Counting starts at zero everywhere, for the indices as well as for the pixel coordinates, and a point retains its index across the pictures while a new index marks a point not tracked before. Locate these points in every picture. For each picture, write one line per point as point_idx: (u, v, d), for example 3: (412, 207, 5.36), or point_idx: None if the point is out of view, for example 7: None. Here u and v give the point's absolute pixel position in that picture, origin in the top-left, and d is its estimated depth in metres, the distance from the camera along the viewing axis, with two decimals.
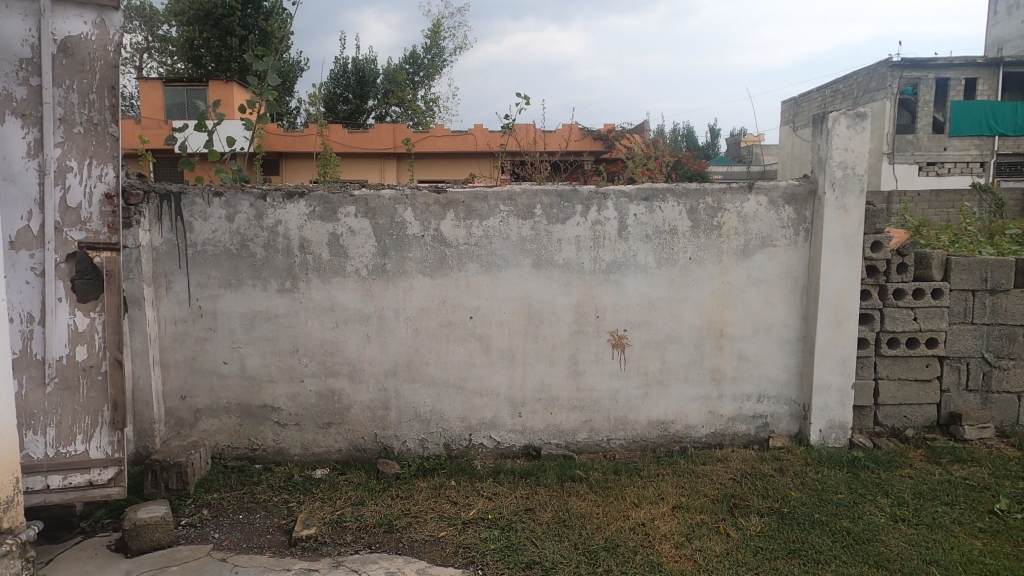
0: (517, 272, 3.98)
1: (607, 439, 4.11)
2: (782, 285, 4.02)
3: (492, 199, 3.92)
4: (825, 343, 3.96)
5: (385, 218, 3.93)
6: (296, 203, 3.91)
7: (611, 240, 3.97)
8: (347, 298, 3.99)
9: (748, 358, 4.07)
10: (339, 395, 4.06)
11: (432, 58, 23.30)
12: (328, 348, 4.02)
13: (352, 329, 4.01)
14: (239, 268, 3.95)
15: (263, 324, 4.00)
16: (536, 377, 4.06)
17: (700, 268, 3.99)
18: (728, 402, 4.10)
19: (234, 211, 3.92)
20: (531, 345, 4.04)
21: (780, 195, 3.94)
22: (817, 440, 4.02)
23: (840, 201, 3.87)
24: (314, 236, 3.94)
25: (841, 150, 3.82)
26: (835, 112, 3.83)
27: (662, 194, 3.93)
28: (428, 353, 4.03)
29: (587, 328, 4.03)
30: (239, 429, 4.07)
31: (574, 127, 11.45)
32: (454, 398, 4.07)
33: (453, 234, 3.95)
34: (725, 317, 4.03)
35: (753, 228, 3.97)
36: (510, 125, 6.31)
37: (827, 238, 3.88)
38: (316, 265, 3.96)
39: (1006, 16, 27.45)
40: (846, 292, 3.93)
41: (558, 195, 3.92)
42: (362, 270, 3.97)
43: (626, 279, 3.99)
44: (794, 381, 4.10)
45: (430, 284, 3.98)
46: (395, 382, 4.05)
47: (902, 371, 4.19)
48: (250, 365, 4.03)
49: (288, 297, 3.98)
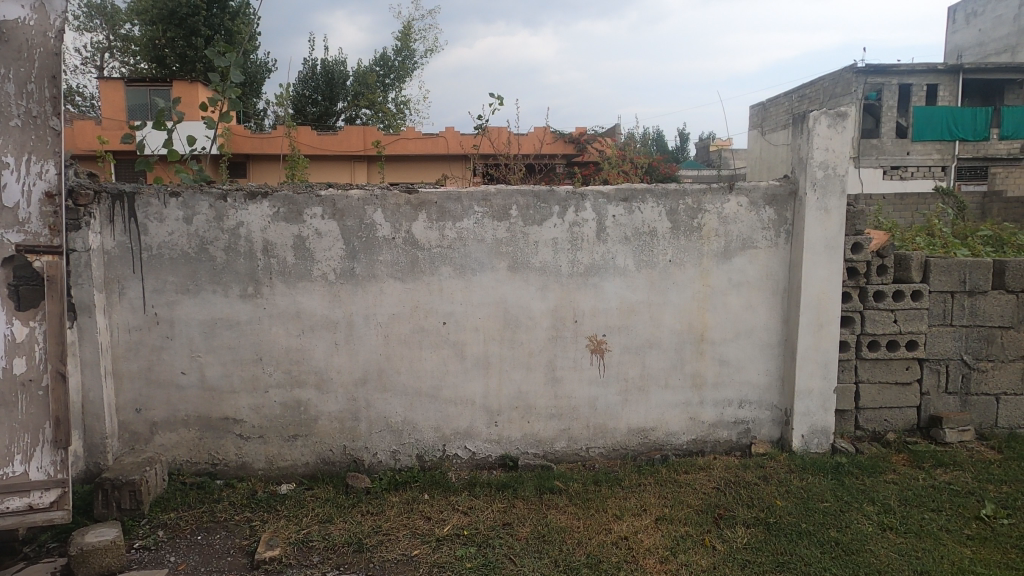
0: (493, 276, 3.83)
1: (586, 447, 3.98)
2: (763, 288, 3.93)
3: (466, 199, 3.77)
4: (806, 347, 3.88)
5: (354, 220, 3.75)
6: (258, 204, 3.71)
7: (589, 242, 3.84)
8: (314, 304, 3.79)
9: (729, 363, 3.98)
10: (306, 406, 3.86)
11: (402, 60, 23.03)
12: (294, 356, 3.83)
13: (320, 336, 3.82)
14: (198, 272, 3.74)
15: (224, 331, 3.78)
16: (513, 385, 3.92)
17: (680, 270, 3.89)
18: (709, 408, 4.00)
19: (193, 212, 3.70)
20: (507, 352, 3.89)
21: (761, 195, 3.86)
22: (800, 445, 3.93)
23: (821, 202, 3.79)
24: (278, 239, 3.74)
25: (822, 150, 3.75)
26: (815, 112, 3.76)
27: (641, 195, 3.81)
28: (400, 361, 3.86)
29: (565, 333, 3.90)
30: (198, 443, 3.85)
31: (546, 130, 11.45)
32: (427, 408, 3.90)
33: (426, 237, 3.79)
34: (706, 321, 3.93)
35: (733, 230, 3.88)
36: (483, 127, 6.18)
37: (808, 240, 3.80)
38: (280, 269, 3.76)
39: (964, 25, 28.16)
40: (827, 295, 3.85)
41: (534, 196, 3.78)
42: (329, 275, 3.78)
43: (605, 282, 3.87)
44: (776, 386, 4.01)
45: (402, 289, 3.81)
46: (365, 392, 3.87)
47: (882, 374, 4.14)
48: (210, 376, 3.81)
49: (250, 303, 3.77)
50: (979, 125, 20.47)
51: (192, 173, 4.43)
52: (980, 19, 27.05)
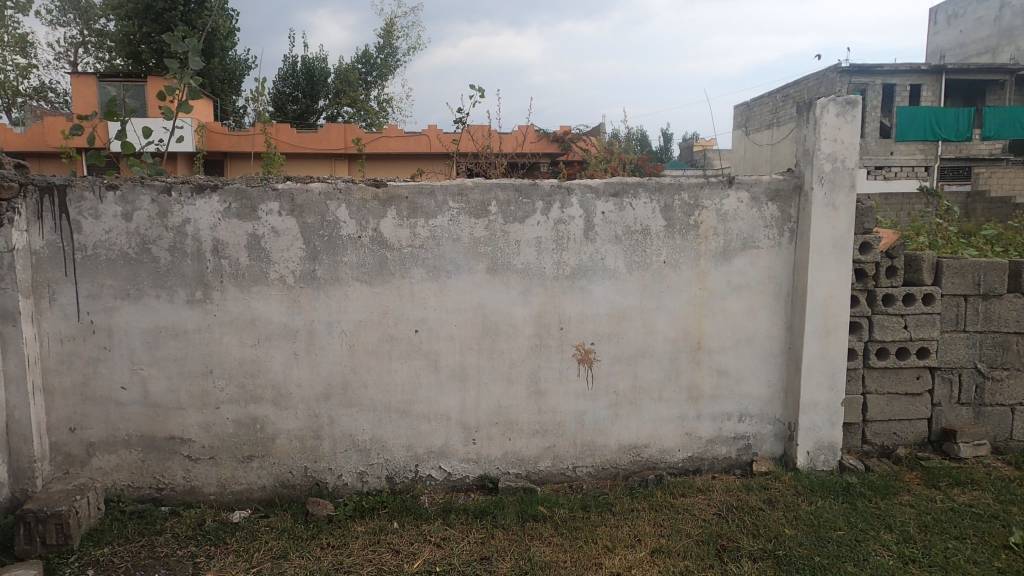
0: (470, 279, 3.47)
1: (573, 467, 3.63)
2: (765, 292, 3.61)
3: (440, 194, 3.40)
4: (812, 356, 3.55)
5: (315, 217, 3.37)
6: (207, 198, 3.32)
7: (575, 242, 3.49)
8: (270, 310, 3.41)
9: (728, 374, 3.65)
10: (262, 424, 3.48)
11: (385, 58, 22.56)
12: (248, 369, 3.44)
13: (277, 345, 3.43)
14: (139, 275, 3.34)
15: (169, 341, 3.39)
16: (492, 399, 3.56)
17: (675, 273, 3.55)
18: (707, 423, 3.66)
19: (133, 208, 3.30)
20: (486, 363, 3.53)
21: (762, 190, 3.53)
22: (805, 463, 3.61)
23: (828, 197, 3.46)
24: (230, 238, 3.35)
25: (830, 140, 3.42)
26: (822, 99, 3.44)
27: (633, 189, 3.47)
28: (367, 373, 3.48)
29: (549, 341, 3.54)
30: (142, 466, 3.45)
31: (529, 128, 11.10)
32: (397, 425, 3.53)
33: (395, 235, 3.41)
34: (703, 328, 3.60)
35: (733, 228, 3.55)
36: (463, 121, 5.83)
37: (815, 240, 3.48)
38: (233, 272, 3.37)
39: (944, 27, 28.25)
40: (835, 299, 3.53)
41: (516, 190, 3.43)
42: (288, 278, 3.40)
43: (593, 285, 3.52)
44: (778, 398, 3.69)
45: (369, 293, 3.44)
46: (329, 407, 3.49)
47: (891, 384, 3.84)
48: (154, 391, 3.42)
49: (198, 310, 3.38)
50: (962, 125, 20.43)
51: (145, 167, 3.99)
52: (961, 20, 27.11)
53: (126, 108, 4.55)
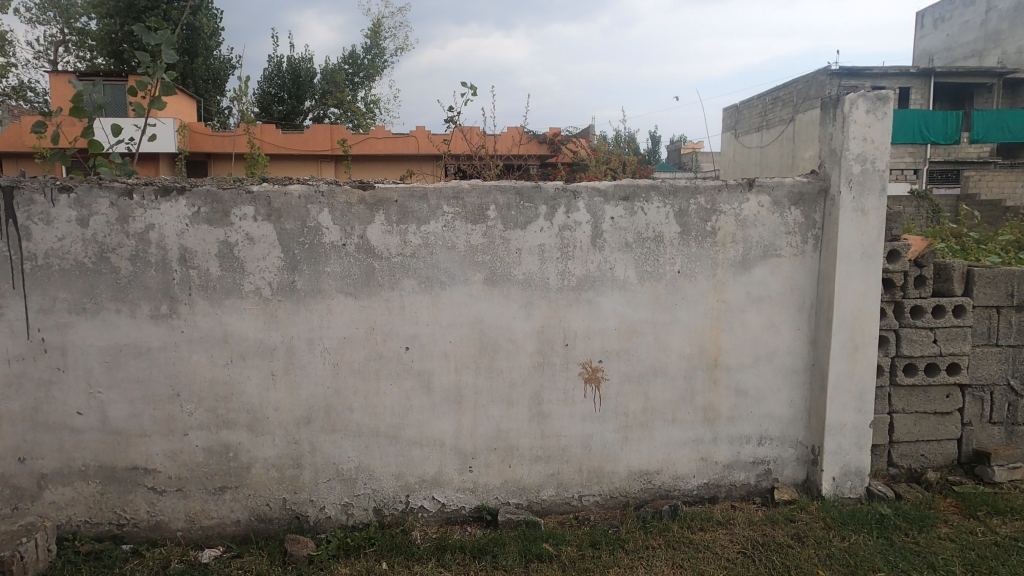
0: (466, 291, 3.15)
1: (578, 496, 3.32)
2: (787, 304, 3.32)
3: (433, 197, 3.08)
4: (839, 374, 3.26)
5: (294, 222, 3.04)
6: (173, 201, 2.98)
7: (581, 250, 3.19)
8: (245, 327, 3.07)
9: (747, 394, 3.35)
10: (235, 452, 3.14)
11: (372, 59, 22.10)
12: (220, 391, 3.10)
13: (252, 365, 3.10)
14: (97, 288, 2.99)
15: (130, 361, 3.04)
16: (490, 423, 3.24)
17: (690, 284, 3.25)
18: (724, 447, 3.37)
19: (89, 212, 2.95)
20: (483, 383, 3.21)
21: (785, 194, 3.24)
22: (830, 490, 3.32)
23: (857, 201, 3.17)
24: (199, 245, 3.01)
25: (859, 139, 3.14)
26: (851, 95, 3.15)
27: (645, 192, 3.17)
28: (352, 395, 3.15)
29: (553, 359, 3.23)
30: (100, 500, 3.10)
31: (519, 130, 10.81)
32: (386, 452, 3.20)
33: (384, 243, 3.09)
34: (720, 343, 3.31)
35: (753, 235, 3.26)
36: (454, 119, 5.51)
37: (842, 247, 3.19)
38: (202, 283, 3.03)
39: (931, 30, 28.30)
40: (864, 312, 3.24)
41: (517, 193, 3.12)
42: (264, 290, 3.06)
43: (601, 297, 3.22)
44: (801, 419, 3.39)
45: (354, 307, 3.11)
46: (310, 433, 3.16)
47: (919, 403, 3.57)
48: (114, 416, 3.06)
49: (164, 326, 3.03)
50: (951, 128, 20.37)
51: (112, 168, 3.60)
52: (947, 23, 27.16)
53: (93, 103, 4.12)
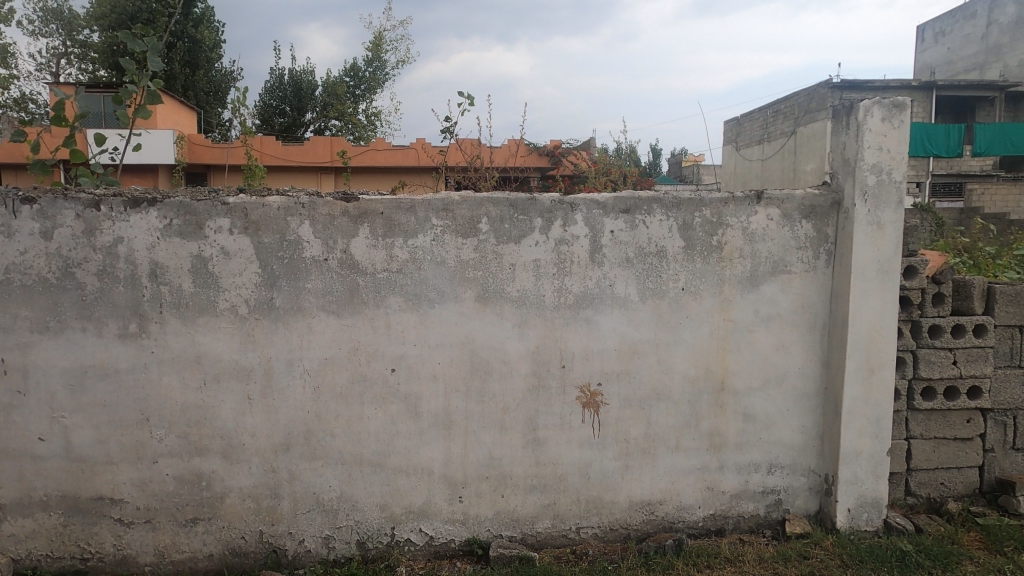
0: (455, 309, 2.95)
1: (576, 528, 3.10)
2: (798, 324, 3.12)
3: (421, 209, 2.89)
4: (854, 399, 3.06)
5: (272, 235, 2.85)
6: (143, 213, 2.79)
7: (579, 266, 2.99)
8: (219, 347, 2.88)
9: (756, 419, 3.15)
10: (209, 481, 2.93)
11: (373, 71, 21.94)
12: (193, 416, 2.90)
13: (227, 388, 2.90)
14: (61, 305, 2.80)
15: (96, 383, 2.84)
16: (482, 450, 3.03)
17: (695, 302, 3.06)
18: (731, 476, 3.16)
19: (54, 224, 2.76)
20: (474, 408, 3.01)
21: (795, 207, 3.06)
22: (846, 523, 3.10)
23: (872, 214, 2.98)
24: (171, 260, 2.82)
25: (874, 149, 2.95)
26: (865, 102, 2.97)
27: (647, 205, 2.98)
28: (334, 420, 2.95)
29: (549, 382, 3.03)
30: (62, 533, 2.89)
31: (519, 142, 10.67)
32: (370, 481, 2.99)
33: (368, 258, 2.89)
34: (726, 365, 3.10)
35: (761, 250, 3.07)
36: (451, 129, 5.34)
37: (857, 264, 2.99)
38: (174, 300, 2.84)
39: (932, 43, 28.23)
40: (880, 332, 3.04)
41: (510, 205, 2.93)
42: (240, 307, 2.87)
43: (600, 316, 3.02)
44: (813, 446, 3.18)
45: (337, 326, 2.91)
46: (289, 461, 2.95)
47: (938, 429, 3.36)
48: (78, 443, 2.86)
49: (132, 346, 2.84)
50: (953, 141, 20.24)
51: (94, 177, 3.44)
52: (948, 37, 27.10)
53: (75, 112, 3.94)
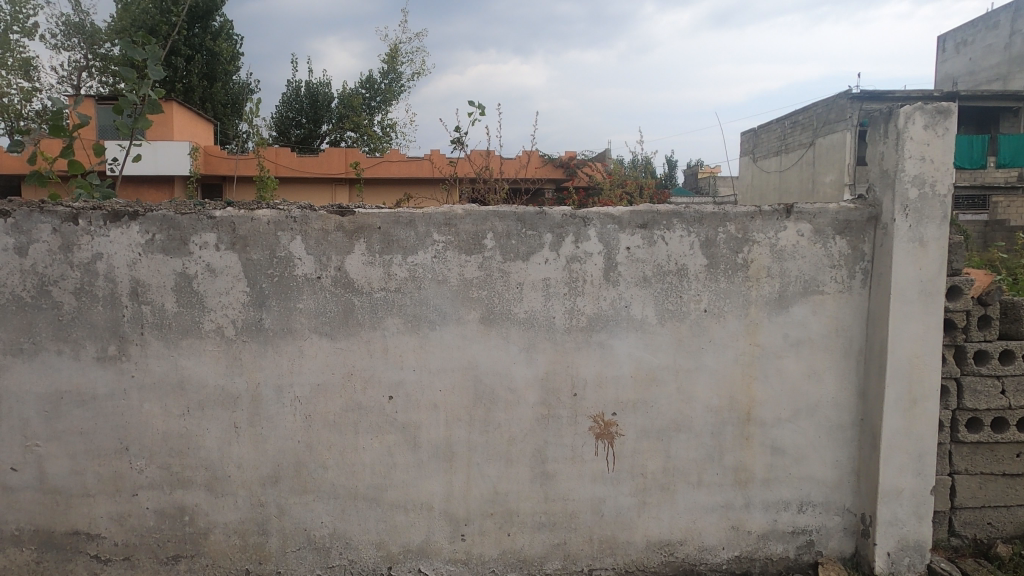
0: (458, 332, 2.73)
1: (588, 570, 2.85)
2: (831, 349, 2.86)
3: (421, 224, 2.68)
4: (893, 432, 2.79)
5: (262, 251, 2.65)
6: (123, 228, 2.60)
7: (593, 285, 2.76)
8: (204, 371, 2.67)
9: (785, 452, 2.89)
10: (192, 515, 2.72)
11: (389, 83, 21.90)
12: (175, 445, 2.69)
13: (212, 415, 2.69)
14: (35, 326, 2.61)
15: (72, 410, 2.65)
16: (486, 484, 2.80)
17: (718, 325, 2.81)
18: (757, 514, 2.90)
19: (29, 239, 2.58)
20: (478, 439, 2.78)
21: (828, 222, 2.81)
22: (885, 568, 2.82)
23: (913, 230, 2.73)
24: (153, 278, 2.63)
25: (916, 159, 2.70)
26: (905, 108, 2.72)
27: (666, 220, 2.75)
28: (327, 451, 2.73)
29: (559, 412, 2.79)
30: (35, 570, 2.69)
31: (534, 154, 10.48)
32: (366, 517, 2.77)
33: (365, 276, 2.68)
34: (752, 394, 2.85)
35: (792, 269, 2.82)
36: (461, 141, 5.17)
37: (897, 284, 2.73)
38: (156, 320, 2.65)
39: (954, 53, 27.75)
40: (923, 360, 2.77)
41: (518, 219, 2.71)
42: (227, 329, 2.67)
43: (615, 340, 2.78)
44: (848, 482, 2.91)
45: (330, 349, 2.70)
46: (278, 494, 2.73)
47: (985, 463, 3.07)
48: (53, 474, 2.67)
49: (111, 370, 2.64)
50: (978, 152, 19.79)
51: (92, 189, 3.26)
52: (970, 48, 26.64)
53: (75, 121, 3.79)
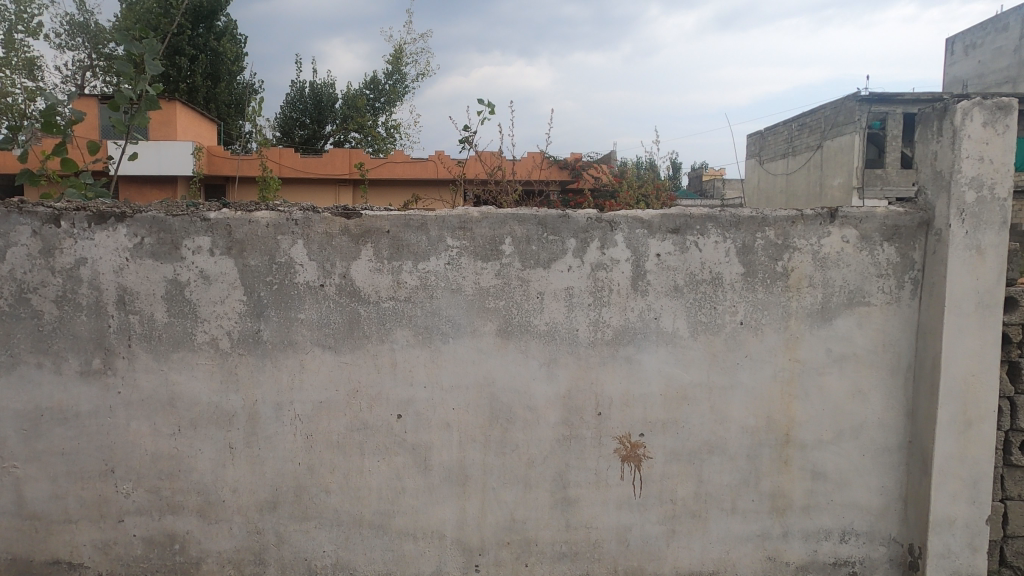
0: (473, 345, 2.51)
1: None
2: (878, 365, 2.63)
3: (434, 227, 2.46)
4: (947, 457, 2.55)
5: (260, 257, 2.43)
6: (109, 230, 2.39)
7: (619, 295, 2.54)
8: (197, 388, 2.46)
9: (827, 478, 2.66)
10: (183, 544, 2.50)
11: (393, 83, 21.71)
12: (164, 467, 2.47)
13: (205, 435, 2.47)
14: (14, 338, 2.40)
15: (53, 429, 2.43)
16: (502, 511, 2.57)
17: (755, 338, 2.59)
18: (796, 544, 2.67)
19: (7, 242, 2.37)
20: (494, 461, 2.55)
21: (876, 227, 2.58)
22: None
23: (970, 237, 2.49)
24: (141, 285, 2.41)
25: (974, 159, 2.47)
26: (962, 103, 2.49)
27: (700, 224, 2.53)
28: (330, 474, 2.51)
29: (582, 432, 2.57)
30: None
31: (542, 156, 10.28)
32: (371, 546, 2.54)
33: (372, 284, 2.46)
34: (791, 414, 2.63)
35: (835, 278, 2.59)
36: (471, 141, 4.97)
37: (952, 295, 2.50)
38: (144, 331, 2.43)
39: (963, 56, 27.48)
40: (980, 378, 2.53)
41: (539, 223, 2.49)
42: (222, 341, 2.45)
43: (643, 355, 2.56)
44: (895, 510, 2.68)
45: (333, 364, 2.48)
46: (276, 521, 2.52)
47: None
48: (33, 498, 2.45)
49: (95, 385, 2.43)
50: None
51: (84, 189, 3.04)
52: (979, 50, 26.34)
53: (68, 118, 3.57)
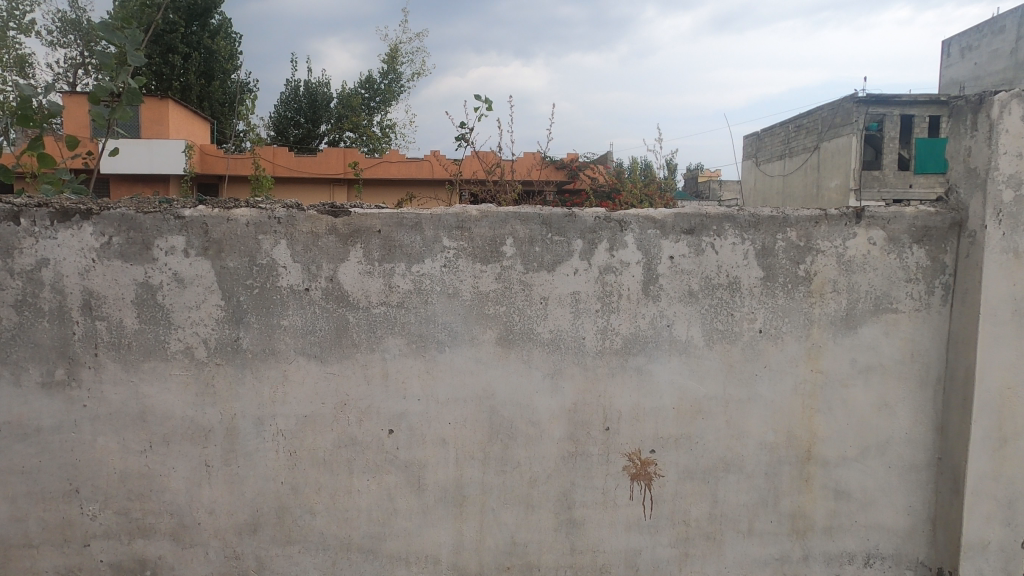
0: (471, 355, 2.31)
1: None
2: (906, 377, 2.45)
3: (429, 227, 2.26)
4: (980, 475, 2.37)
5: (239, 259, 2.23)
6: (74, 228, 2.18)
7: (629, 301, 2.35)
8: (170, 401, 2.26)
9: (851, 497, 2.47)
10: (156, 569, 2.30)
11: (388, 83, 21.50)
12: (134, 487, 2.27)
13: (179, 452, 2.27)
14: None
15: (12, 446, 2.23)
16: (502, 533, 2.38)
17: (775, 348, 2.40)
18: (818, 569, 2.48)
19: None
20: (493, 480, 2.36)
21: (905, 228, 2.40)
22: None
23: (1006, 239, 2.31)
24: (109, 289, 2.21)
25: (1011, 155, 2.29)
26: (999, 95, 2.31)
27: (716, 224, 2.34)
28: (315, 494, 2.32)
29: (589, 449, 2.38)
30: None
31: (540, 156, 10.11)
32: (360, 572, 2.35)
33: (361, 288, 2.27)
34: (813, 429, 2.44)
35: (861, 283, 2.41)
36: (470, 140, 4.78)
37: (987, 301, 2.31)
38: (113, 339, 2.23)
39: (960, 58, 27.43)
40: (1015, 391, 2.35)
41: (543, 222, 2.29)
42: (198, 350, 2.25)
43: (655, 365, 2.37)
44: (922, 531, 2.50)
45: (319, 375, 2.28)
46: (257, 545, 2.32)
47: None
48: None
49: (58, 398, 2.22)
50: None
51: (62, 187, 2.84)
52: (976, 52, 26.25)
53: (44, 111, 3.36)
